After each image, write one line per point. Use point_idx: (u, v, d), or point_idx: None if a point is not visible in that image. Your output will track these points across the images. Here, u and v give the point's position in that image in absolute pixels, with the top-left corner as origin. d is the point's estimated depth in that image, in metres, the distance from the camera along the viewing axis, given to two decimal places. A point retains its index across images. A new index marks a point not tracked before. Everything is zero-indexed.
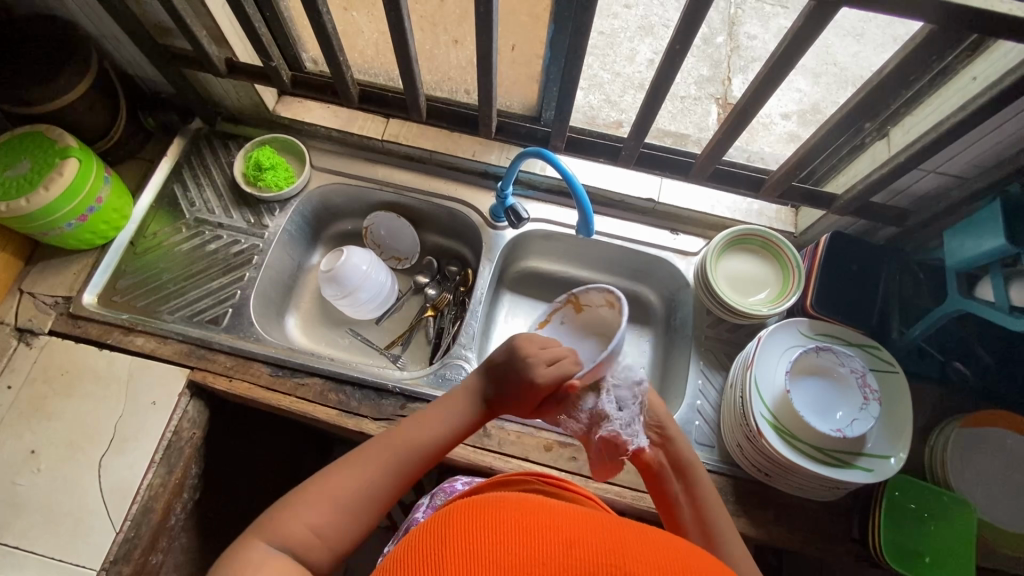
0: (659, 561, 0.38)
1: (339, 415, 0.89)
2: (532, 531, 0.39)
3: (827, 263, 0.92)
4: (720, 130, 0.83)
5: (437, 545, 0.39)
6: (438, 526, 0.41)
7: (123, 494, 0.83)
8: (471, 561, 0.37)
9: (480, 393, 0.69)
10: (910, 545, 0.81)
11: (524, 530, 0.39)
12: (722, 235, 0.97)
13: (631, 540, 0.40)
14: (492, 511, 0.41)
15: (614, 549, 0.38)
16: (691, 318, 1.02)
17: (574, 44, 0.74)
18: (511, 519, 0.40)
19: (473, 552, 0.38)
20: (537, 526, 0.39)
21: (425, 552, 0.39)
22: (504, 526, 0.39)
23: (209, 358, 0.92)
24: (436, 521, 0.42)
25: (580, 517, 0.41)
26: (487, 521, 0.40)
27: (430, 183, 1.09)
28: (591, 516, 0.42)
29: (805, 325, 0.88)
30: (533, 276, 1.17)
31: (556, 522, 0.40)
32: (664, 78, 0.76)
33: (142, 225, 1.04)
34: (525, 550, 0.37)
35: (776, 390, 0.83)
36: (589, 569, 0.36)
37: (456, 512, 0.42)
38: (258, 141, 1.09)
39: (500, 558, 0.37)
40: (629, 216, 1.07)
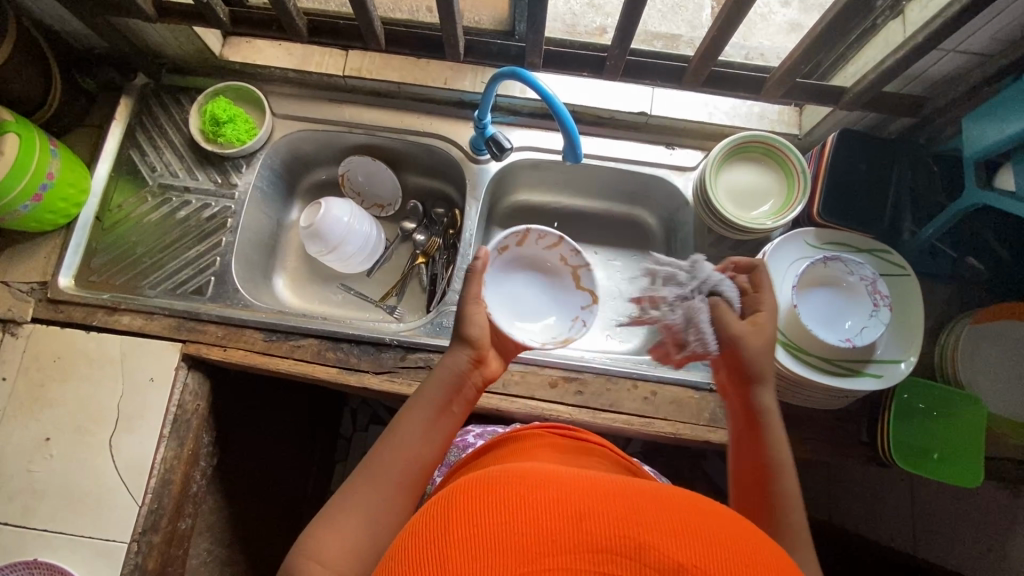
0: (675, 527, 0.37)
1: (340, 372, 0.88)
2: (543, 504, 0.38)
3: (834, 164, 0.85)
4: (716, 26, 0.73)
5: (441, 530, 0.38)
6: (441, 509, 0.40)
7: (139, 469, 0.84)
8: (478, 547, 0.36)
9: (447, 366, 0.67)
10: (918, 443, 0.82)
11: (530, 507, 0.38)
12: (722, 144, 0.88)
13: (644, 505, 0.39)
14: (495, 487, 0.40)
15: (627, 520, 0.37)
16: (692, 237, 0.98)
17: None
18: (517, 494, 0.39)
19: (480, 538, 0.36)
20: (544, 500, 0.38)
21: (430, 534, 0.38)
22: (509, 501, 0.38)
23: (199, 329, 0.90)
24: (440, 505, 0.41)
25: (589, 486, 0.40)
26: (492, 501, 0.39)
27: (402, 119, 1.01)
28: (600, 484, 0.41)
29: (810, 235, 0.85)
30: (523, 209, 1.12)
31: (565, 495, 0.39)
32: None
33: (105, 198, 0.98)
34: (534, 529, 0.36)
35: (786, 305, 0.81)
36: (602, 543, 0.36)
37: (459, 492, 0.41)
38: (210, 91, 0.99)
39: (509, 540, 0.36)
40: (621, 134, 1.00)
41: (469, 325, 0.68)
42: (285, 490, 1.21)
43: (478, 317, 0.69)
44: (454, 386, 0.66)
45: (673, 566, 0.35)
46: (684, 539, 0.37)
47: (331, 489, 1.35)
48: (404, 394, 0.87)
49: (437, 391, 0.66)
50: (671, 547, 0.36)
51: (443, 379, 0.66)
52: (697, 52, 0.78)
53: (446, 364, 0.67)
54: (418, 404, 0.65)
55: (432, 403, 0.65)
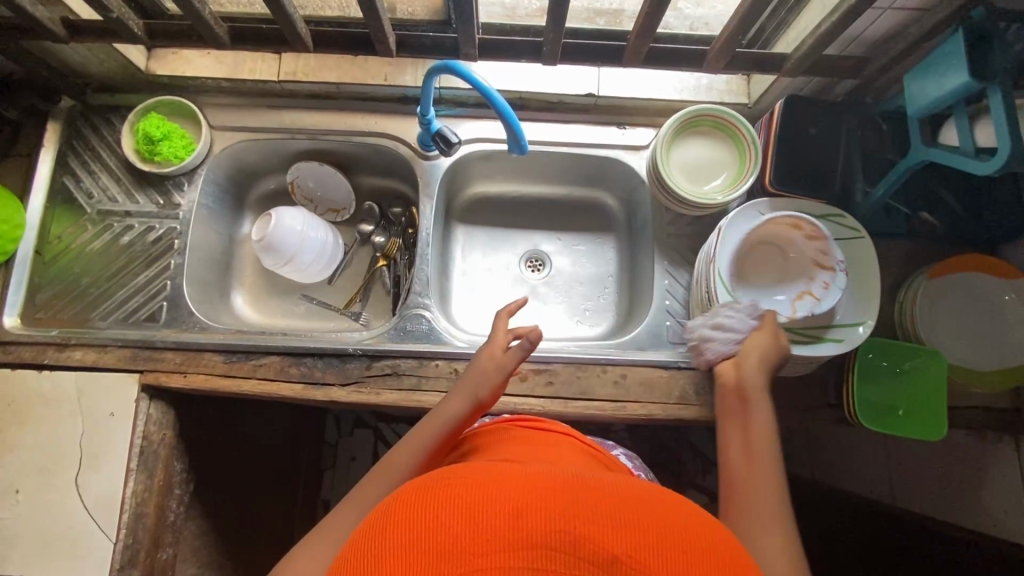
0: (612, 518, 0.37)
1: (306, 388, 0.86)
2: (479, 505, 0.37)
3: (783, 130, 0.84)
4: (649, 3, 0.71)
5: (379, 544, 0.38)
6: (382, 522, 0.40)
7: (110, 506, 0.83)
8: (415, 559, 0.35)
9: (445, 412, 0.69)
10: (885, 401, 0.83)
11: (468, 510, 0.37)
12: (672, 121, 0.87)
13: (583, 498, 0.38)
14: (436, 492, 0.40)
15: (563, 513, 0.37)
16: (651, 216, 0.97)
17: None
18: (455, 497, 0.39)
19: (417, 549, 0.36)
20: (481, 500, 0.38)
21: (370, 548, 0.38)
22: (447, 506, 0.38)
23: (156, 357, 0.87)
24: (380, 517, 0.41)
25: (530, 480, 0.40)
26: (431, 507, 0.38)
27: (345, 120, 0.97)
28: (542, 477, 0.41)
29: (765, 205, 0.83)
30: (482, 201, 1.11)
31: (504, 492, 0.38)
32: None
33: (43, 230, 0.93)
34: (470, 531, 0.36)
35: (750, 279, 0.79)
36: (537, 540, 0.35)
37: (401, 500, 0.41)
38: (140, 108, 0.94)
39: (445, 548, 0.35)
40: (571, 117, 0.98)
41: (482, 387, 0.71)
42: (272, 504, 1.20)
43: (492, 379, 0.72)
44: (452, 429, 0.68)
45: (605, 558, 0.34)
46: (620, 530, 0.36)
47: (321, 495, 1.35)
48: (374, 403, 0.86)
49: (434, 437, 0.67)
50: (606, 537, 0.36)
51: (442, 423, 0.68)
52: (634, 30, 0.76)
53: (446, 410, 0.69)
54: (414, 441, 0.66)
55: (431, 441, 0.67)
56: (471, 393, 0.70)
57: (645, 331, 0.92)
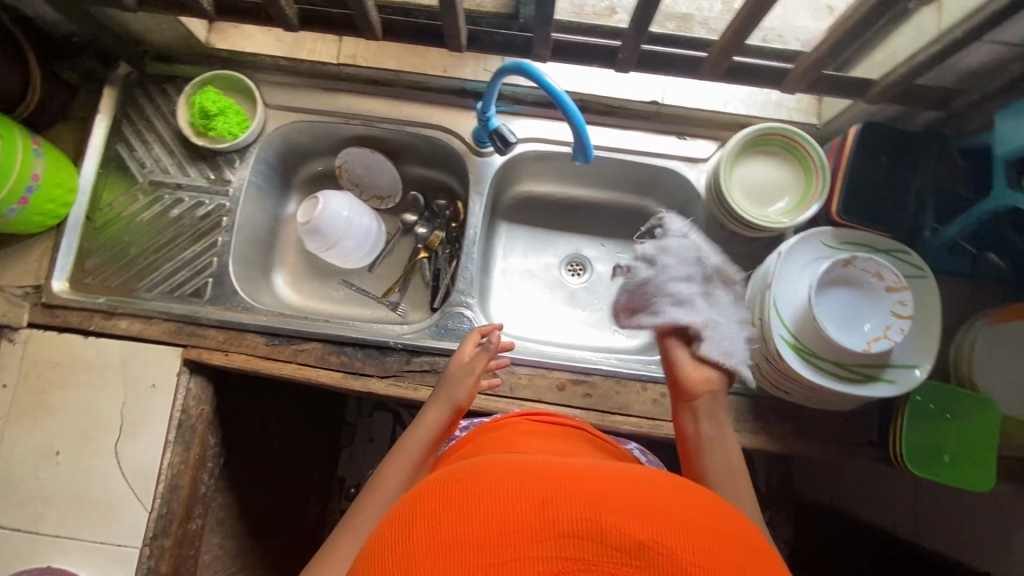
0: (636, 506, 0.38)
1: (345, 376, 0.86)
2: (506, 497, 0.39)
3: (854, 156, 0.81)
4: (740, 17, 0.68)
5: (409, 534, 0.39)
6: (412, 513, 0.41)
7: (146, 475, 0.84)
8: (445, 547, 0.37)
9: (427, 417, 0.73)
10: (933, 446, 0.81)
11: (495, 503, 0.39)
12: (738, 138, 0.84)
13: (609, 489, 0.39)
14: (465, 485, 0.41)
15: (590, 503, 0.38)
16: (705, 232, 0.94)
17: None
18: (482, 489, 0.40)
19: (445, 539, 0.37)
20: (508, 493, 0.39)
21: (400, 538, 0.39)
22: (473, 498, 0.40)
23: (200, 334, 0.88)
24: (411, 509, 0.42)
25: (553, 473, 0.41)
26: (458, 499, 0.40)
27: (401, 109, 0.96)
28: (568, 471, 0.42)
29: (827, 234, 0.80)
30: (528, 200, 1.10)
31: (530, 484, 0.40)
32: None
33: (95, 196, 0.94)
34: (497, 520, 0.37)
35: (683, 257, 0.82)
36: (564, 529, 0.36)
37: (430, 493, 0.42)
38: (198, 81, 0.93)
39: (473, 537, 0.37)
40: (631, 123, 0.95)
41: (458, 389, 0.74)
42: (292, 480, 1.22)
43: (466, 382, 0.75)
44: (437, 435, 0.72)
45: (633, 544, 0.35)
46: (645, 518, 0.37)
47: (338, 474, 1.37)
48: (411, 398, 0.86)
49: (422, 446, 0.70)
50: (634, 526, 0.36)
51: (428, 430, 0.72)
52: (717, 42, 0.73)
53: (430, 417, 0.73)
54: (402, 453, 0.70)
55: (421, 450, 0.70)
56: (448, 399, 0.74)
57: None
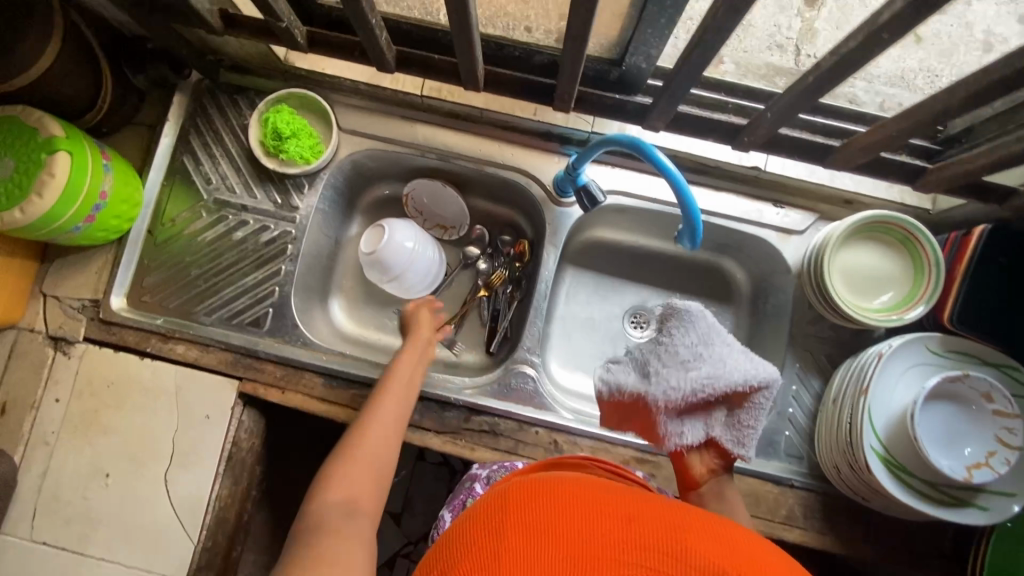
0: (713, 537, 0.41)
1: (402, 429, 0.83)
2: (593, 505, 0.42)
3: (978, 259, 0.74)
4: (907, 118, 0.62)
5: (496, 524, 0.42)
6: (498, 503, 0.44)
7: (195, 507, 0.83)
8: (535, 535, 0.40)
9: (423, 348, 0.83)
10: None
11: (583, 507, 0.42)
12: (847, 223, 0.78)
13: (690, 523, 0.42)
14: (550, 488, 0.45)
15: (675, 530, 0.41)
16: (790, 308, 0.89)
17: (734, 6, 0.51)
18: (563, 492, 0.44)
19: (535, 526, 0.41)
20: (592, 502, 0.43)
21: (488, 524, 0.42)
22: (560, 499, 0.43)
23: (257, 367, 0.85)
24: (493, 502, 0.45)
25: (631, 497, 0.44)
26: (546, 496, 0.43)
27: (481, 147, 0.90)
28: (647, 499, 0.45)
29: (934, 340, 0.75)
30: (597, 246, 1.04)
31: (615, 503, 0.43)
32: (851, 60, 0.55)
33: (158, 210, 0.90)
34: (585, 523, 0.40)
35: (737, 358, 0.65)
36: (649, 543, 0.39)
37: (515, 488, 0.45)
38: (272, 98, 0.89)
39: (560, 529, 0.40)
40: (726, 187, 0.89)
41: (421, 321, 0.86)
42: None
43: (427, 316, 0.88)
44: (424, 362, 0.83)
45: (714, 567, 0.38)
46: (724, 549, 0.40)
47: None
48: (468, 458, 0.83)
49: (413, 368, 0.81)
50: (716, 556, 0.39)
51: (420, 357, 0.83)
52: (862, 137, 0.67)
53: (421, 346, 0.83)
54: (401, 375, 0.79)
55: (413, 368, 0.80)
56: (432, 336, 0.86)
57: (760, 437, 0.85)
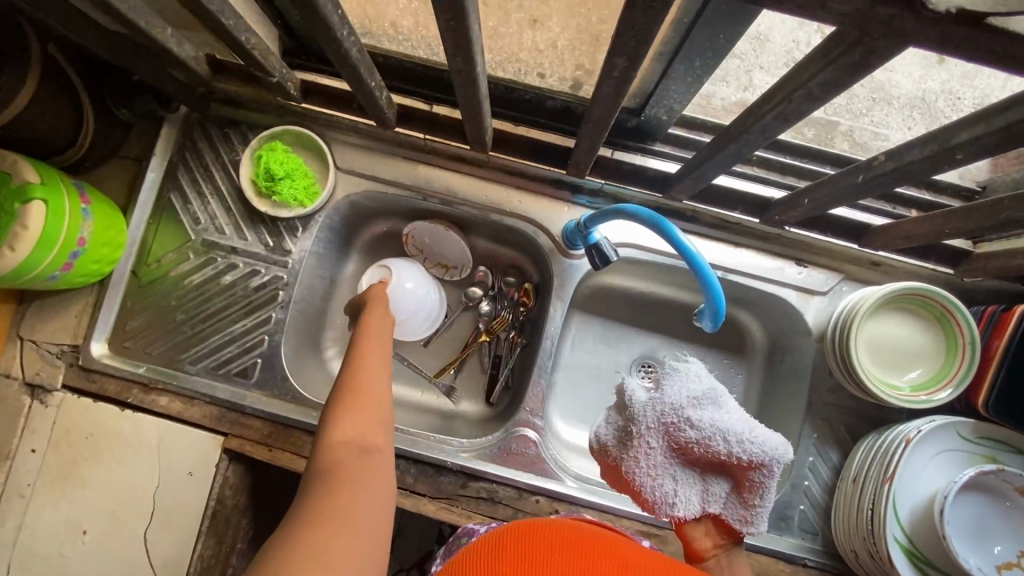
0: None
1: (395, 492, 0.79)
2: (591, 547, 0.45)
3: (1018, 344, 0.68)
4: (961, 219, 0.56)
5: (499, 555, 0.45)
6: (500, 538, 0.47)
7: (175, 570, 0.79)
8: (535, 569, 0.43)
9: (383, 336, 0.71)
10: None
11: (581, 548, 0.45)
12: (877, 294, 0.72)
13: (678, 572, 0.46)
14: (550, 528, 0.47)
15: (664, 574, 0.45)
16: (808, 373, 0.84)
17: (784, 115, 0.46)
18: (570, 539, 0.46)
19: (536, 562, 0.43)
20: (593, 547, 0.46)
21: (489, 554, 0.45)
22: (561, 541, 0.46)
23: (244, 423, 0.81)
24: (495, 535, 0.47)
25: (626, 542, 0.48)
26: (546, 536, 0.46)
27: (486, 192, 0.85)
28: (643, 547, 0.48)
29: (966, 425, 0.70)
30: (605, 291, 0.99)
31: (610, 546, 0.46)
32: (911, 171, 0.49)
33: (142, 250, 0.85)
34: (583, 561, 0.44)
35: (735, 421, 0.62)
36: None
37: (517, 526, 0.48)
38: (265, 135, 0.84)
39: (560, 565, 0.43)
40: (745, 243, 0.83)
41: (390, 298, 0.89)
42: None
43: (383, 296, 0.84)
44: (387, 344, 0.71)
45: None
46: None
47: None
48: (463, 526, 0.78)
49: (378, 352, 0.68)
50: None
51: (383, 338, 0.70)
52: (912, 226, 0.63)
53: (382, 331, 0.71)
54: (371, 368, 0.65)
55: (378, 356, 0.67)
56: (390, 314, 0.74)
57: (773, 511, 0.80)
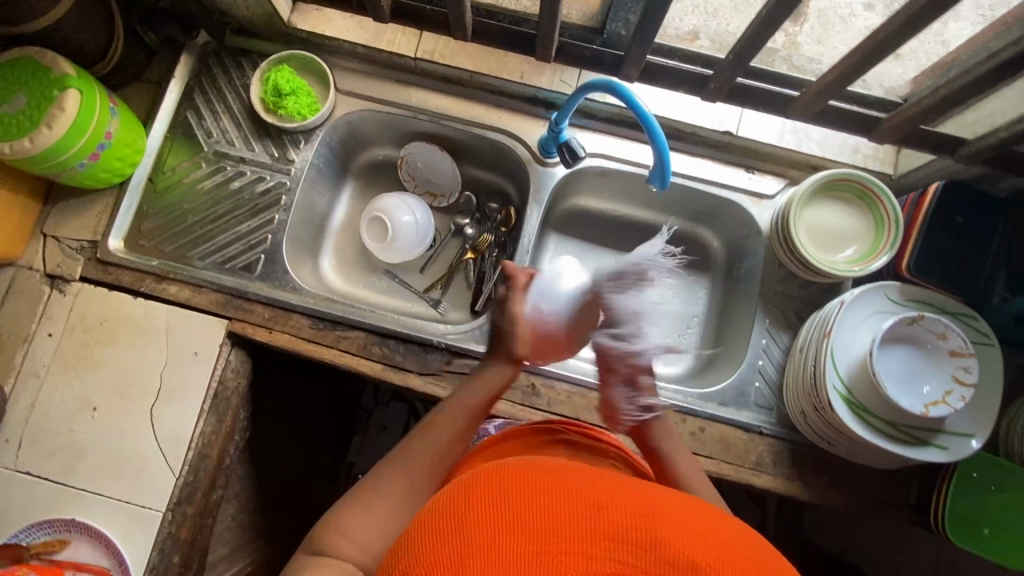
0: (682, 527, 0.42)
1: (385, 369, 0.86)
2: (567, 493, 0.43)
3: (933, 217, 0.78)
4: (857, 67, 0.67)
5: (470, 508, 0.43)
6: (474, 486, 0.46)
7: (178, 442, 0.85)
8: (504, 523, 0.41)
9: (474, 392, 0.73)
10: (974, 519, 0.78)
11: (559, 493, 0.43)
12: (812, 180, 0.82)
13: (661, 512, 0.43)
14: (527, 476, 0.46)
15: (642, 517, 0.42)
16: (760, 269, 0.93)
17: None
18: (551, 485, 0.44)
19: (502, 515, 0.42)
20: (570, 491, 0.44)
21: (458, 508, 0.44)
22: (539, 489, 0.44)
23: (247, 308, 0.88)
24: (472, 484, 0.46)
25: (606, 483, 0.46)
26: (518, 481, 0.45)
27: (470, 110, 0.96)
28: (627, 486, 0.46)
29: (894, 289, 0.78)
30: (580, 214, 1.08)
31: (590, 491, 0.44)
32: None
33: (159, 160, 0.95)
34: (559, 512, 0.42)
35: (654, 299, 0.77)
36: (618, 533, 0.40)
37: (493, 472, 0.47)
38: (273, 59, 0.94)
39: (531, 518, 0.41)
40: (700, 152, 0.93)
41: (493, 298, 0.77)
42: (305, 459, 1.23)
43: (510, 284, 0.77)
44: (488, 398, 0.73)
45: (682, 560, 0.39)
46: (693, 540, 0.41)
47: (348, 461, 1.37)
48: (448, 399, 0.85)
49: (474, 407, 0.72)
50: (679, 542, 0.40)
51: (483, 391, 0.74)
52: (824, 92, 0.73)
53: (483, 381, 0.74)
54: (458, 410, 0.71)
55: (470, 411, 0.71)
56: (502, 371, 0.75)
57: (731, 387, 0.88)
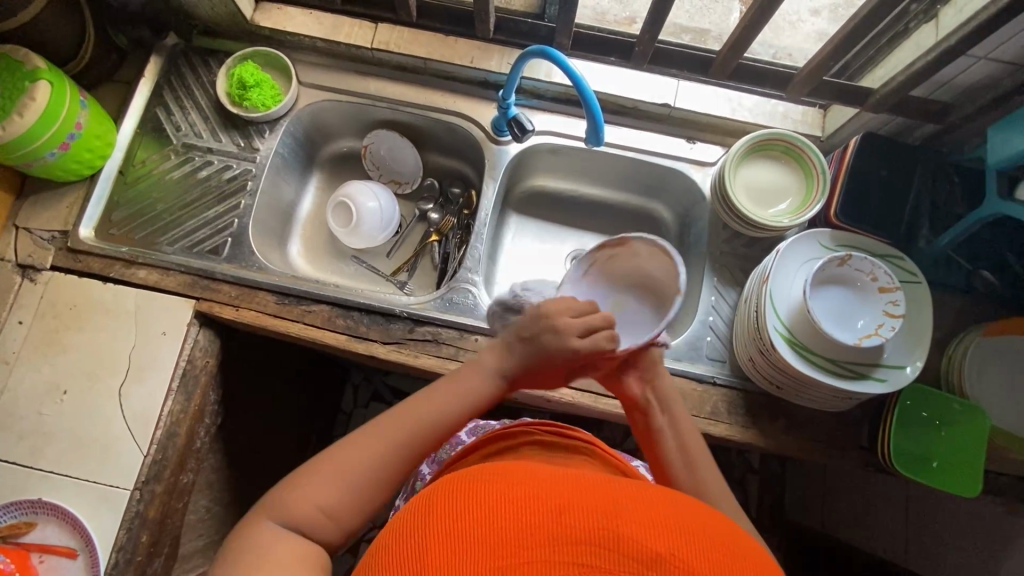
0: (650, 519, 0.38)
1: (349, 340, 0.89)
2: (523, 497, 0.39)
3: (856, 171, 0.84)
4: None
5: (422, 531, 0.38)
6: (424, 508, 0.41)
7: (146, 420, 0.86)
8: (457, 541, 0.37)
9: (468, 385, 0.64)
10: (919, 451, 0.81)
11: (514, 501, 0.38)
12: (745, 140, 0.88)
13: (625, 504, 0.39)
14: (479, 486, 0.40)
15: (605, 513, 0.37)
16: (707, 232, 0.98)
17: None
18: (499, 498, 0.39)
19: (454, 534, 0.37)
20: (526, 497, 0.39)
21: (408, 539, 0.39)
22: (493, 499, 0.39)
23: (214, 288, 0.91)
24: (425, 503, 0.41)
25: (565, 480, 0.41)
26: (471, 495, 0.40)
27: (426, 95, 1.01)
28: (587, 480, 0.42)
29: (826, 236, 0.83)
30: (539, 195, 1.13)
31: (550, 489, 0.40)
32: None
33: (129, 154, 0.99)
34: (516, 522, 0.37)
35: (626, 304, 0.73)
36: (581, 535, 0.36)
37: (444, 486, 0.42)
38: (239, 55, 1.00)
39: (487, 534, 0.36)
40: (642, 124, 0.99)
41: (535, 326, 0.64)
42: (281, 454, 1.23)
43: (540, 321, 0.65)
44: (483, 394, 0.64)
45: (652, 556, 0.35)
46: (661, 532, 0.37)
47: None
48: (412, 366, 0.88)
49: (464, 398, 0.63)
50: (646, 536, 0.36)
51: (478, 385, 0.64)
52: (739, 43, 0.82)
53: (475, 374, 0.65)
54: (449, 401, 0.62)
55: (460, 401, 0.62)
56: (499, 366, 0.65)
57: (685, 342, 0.91)
